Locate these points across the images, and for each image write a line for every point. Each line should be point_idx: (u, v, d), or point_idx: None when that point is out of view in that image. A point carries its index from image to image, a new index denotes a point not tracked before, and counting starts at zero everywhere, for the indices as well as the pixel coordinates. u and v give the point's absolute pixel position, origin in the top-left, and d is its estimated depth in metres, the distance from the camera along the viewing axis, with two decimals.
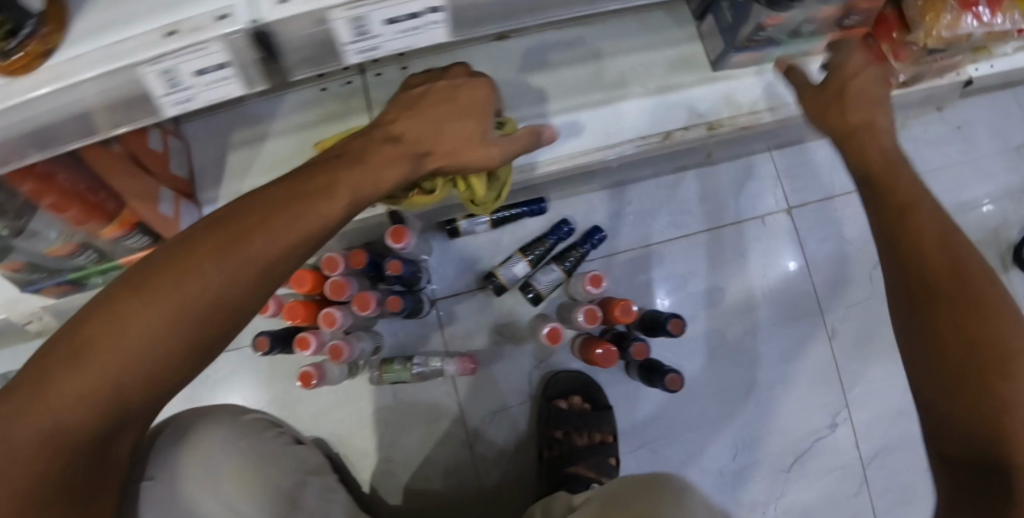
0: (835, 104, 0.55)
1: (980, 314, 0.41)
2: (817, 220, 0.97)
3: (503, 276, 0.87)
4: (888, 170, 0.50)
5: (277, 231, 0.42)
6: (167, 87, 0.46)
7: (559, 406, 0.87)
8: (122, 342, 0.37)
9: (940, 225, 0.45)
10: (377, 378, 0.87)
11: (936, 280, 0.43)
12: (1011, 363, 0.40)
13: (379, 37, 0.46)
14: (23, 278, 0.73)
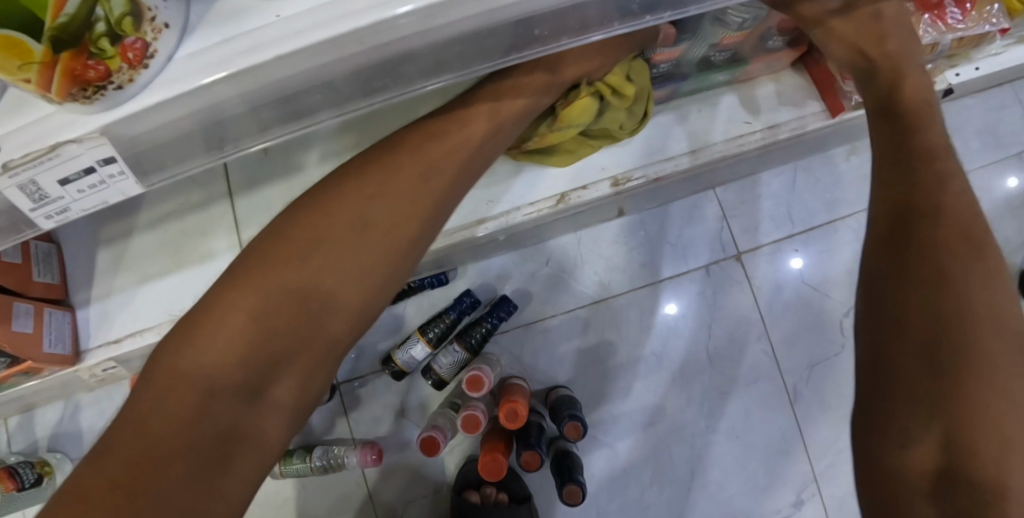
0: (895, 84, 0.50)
1: (985, 314, 0.39)
2: (771, 265, 0.84)
3: (399, 360, 0.78)
4: (923, 121, 0.48)
5: (349, 221, 0.43)
6: None
7: (471, 500, 0.78)
8: (237, 315, 0.39)
9: (962, 209, 0.43)
10: (277, 473, 0.81)
11: (944, 261, 0.41)
12: (1000, 373, 0.37)
13: (61, 201, 0.39)
14: None
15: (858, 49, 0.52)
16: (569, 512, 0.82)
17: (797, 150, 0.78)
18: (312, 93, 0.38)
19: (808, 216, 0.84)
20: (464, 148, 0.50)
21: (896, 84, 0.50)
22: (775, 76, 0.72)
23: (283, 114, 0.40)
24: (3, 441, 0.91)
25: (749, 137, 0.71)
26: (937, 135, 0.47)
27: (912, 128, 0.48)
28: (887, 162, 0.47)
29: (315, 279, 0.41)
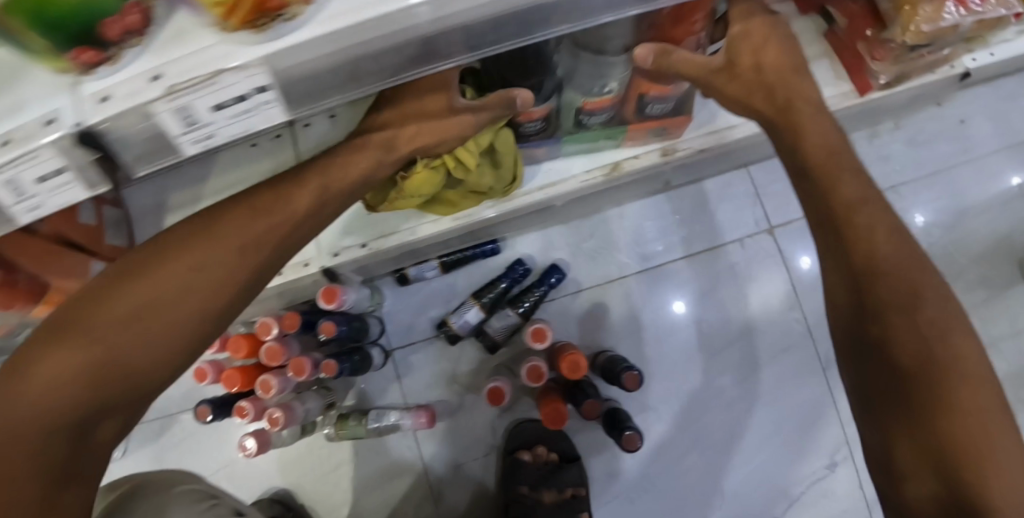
0: (790, 112, 0.53)
1: (936, 358, 0.45)
2: (799, 240, 0.89)
3: (454, 324, 0.82)
4: (835, 173, 0.50)
5: (217, 250, 0.44)
6: (14, 198, 0.44)
7: (522, 460, 0.81)
8: (91, 334, 0.39)
9: (900, 261, 0.48)
10: (335, 435, 0.85)
11: (893, 320, 0.46)
12: (969, 412, 0.43)
13: (210, 125, 0.43)
14: None
15: (749, 87, 0.53)
16: (614, 473, 0.85)
17: (824, 130, 0.82)
18: (446, 35, 0.42)
19: None
20: (331, 189, 0.50)
21: (775, 130, 0.54)
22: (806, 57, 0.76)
23: (411, 58, 0.44)
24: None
25: None
26: (852, 184, 0.50)
27: (832, 186, 0.50)
28: (817, 211, 0.52)
29: (167, 307, 0.41)
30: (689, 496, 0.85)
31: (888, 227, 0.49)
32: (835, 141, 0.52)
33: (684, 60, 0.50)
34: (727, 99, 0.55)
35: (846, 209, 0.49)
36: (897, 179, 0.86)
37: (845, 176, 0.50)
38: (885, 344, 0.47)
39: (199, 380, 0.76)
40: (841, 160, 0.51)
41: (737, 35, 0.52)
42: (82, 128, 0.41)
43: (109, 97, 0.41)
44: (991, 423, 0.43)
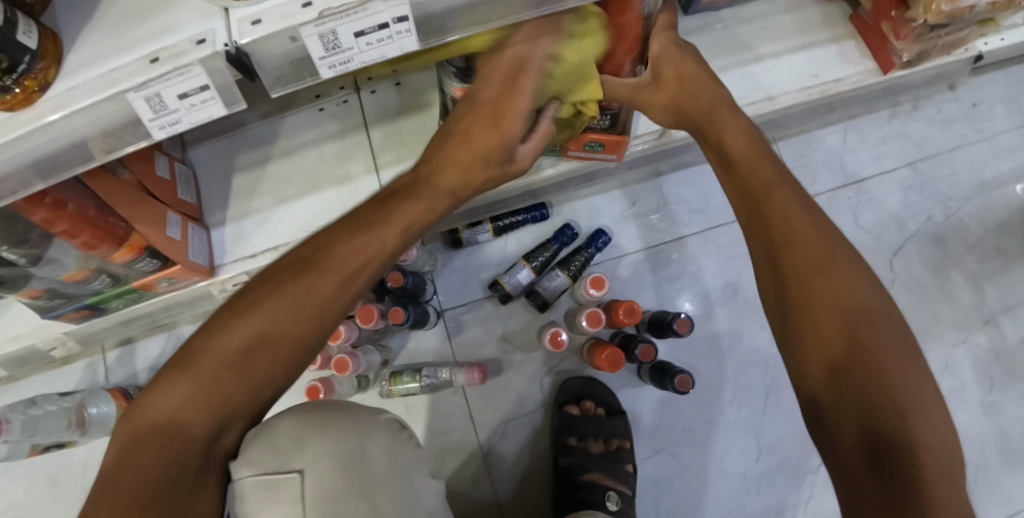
0: (709, 116, 0.63)
1: (850, 318, 0.49)
2: (830, 210, 0.93)
3: (507, 283, 0.85)
4: (750, 162, 0.59)
5: (330, 269, 0.45)
6: (153, 112, 0.49)
7: (572, 413, 0.83)
8: (216, 360, 0.40)
9: (804, 232, 0.53)
10: (388, 390, 0.85)
11: (807, 289, 0.52)
12: (882, 359, 0.47)
13: (351, 50, 0.48)
14: (43, 305, 0.73)
15: (671, 97, 0.65)
16: (657, 430, 0.87)
17: (848, 105, 0.91)
18: None
19: (858, 168, 0.95)
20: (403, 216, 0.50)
21: (702, 136, 0.64)
22: (835, 39, 0.86)
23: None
24: (103, 373, 0.93)
25: (815, 89, 0.83)
26: (767, 169, 0.58)
27: (749, 171, 0.59)
28: (739, 199, 0.59)
29: (296, 312, 0.43)
30: (726, 450, 0.87)
31: (800, 205, 0.56)
32: (750, 134, 0.61)
33: (618, 84, 0.62)
34: (654, 109, 0.67)
35: (756, 189, 0.57)
36: (913, 155, 0.95)
37: (747, 165, 0.59)
38: (795, 306, 0.52)
39: None
40: (758, 148, 0.60)
41: (659, 57, 0.64)
42: (229, 47, 0.47)
43: (260, 19, 0.46)
44: (899, 374, 0.47)
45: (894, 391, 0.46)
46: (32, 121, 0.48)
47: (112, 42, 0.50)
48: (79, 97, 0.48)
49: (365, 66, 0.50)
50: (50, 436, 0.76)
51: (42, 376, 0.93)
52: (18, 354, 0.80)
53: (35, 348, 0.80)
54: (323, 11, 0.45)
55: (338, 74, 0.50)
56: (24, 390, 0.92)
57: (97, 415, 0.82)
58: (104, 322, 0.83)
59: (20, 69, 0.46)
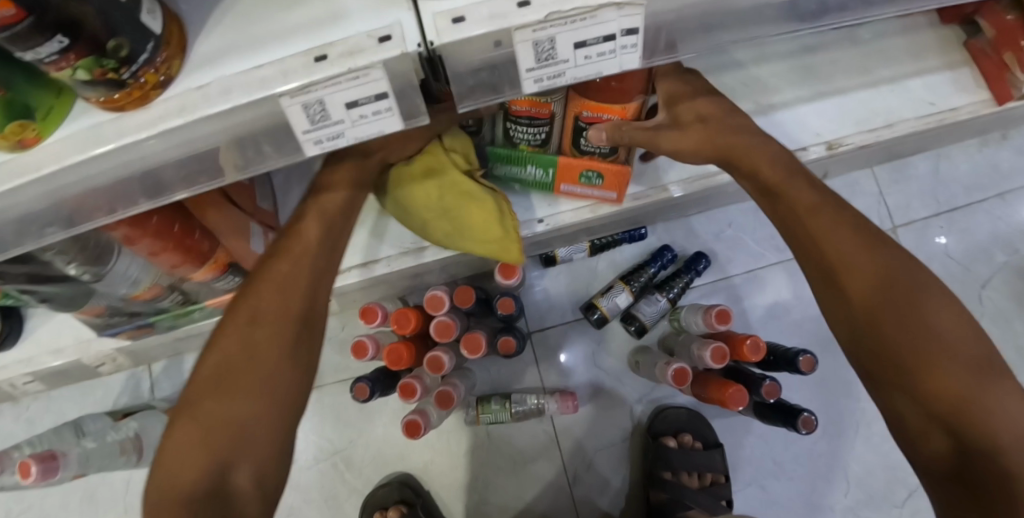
0: (741, 154, 0.56)
1: (923, 329, 0.46)
2: (920, 242, 0.92)
3: (605, 306, 0.78)
4: (795, 189, 0.54)
5: (287, 259, 0.51)
6: (310, 123, 0.40)
7: (668, 445, 0.77)
8: (225, 371, 0.46)
9: (854, 266, 0.50)
10: (473, 419, 0.78)
11: (874, 313, 0.48)
12: (972, 384, 0.44)
13: (566, 63, 0.41)
14: (102, 322, 0.66)
15: (702, 140, 0.56)
16: (747, 460, 0.83)
17: (951, 137, 0.87)
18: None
19: (950, 198, 0.93)
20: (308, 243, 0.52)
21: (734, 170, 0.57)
22: (949, 65, 0.80)
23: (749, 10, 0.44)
24: (148, 386, 0.86)
25: (932, 117, 0.79)
26: (809, 196, 0.53)
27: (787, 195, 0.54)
28: (785, 234, 0.55)
29: (263, 310, 0.48)
30: (817, 482, 0.83)
31: (851, 227, 0.51)
32: (782, 156, 0.55)
33: (636, 130, 0.54)
34: (683, 154, 0.57)
35: (801, 214, 0.53)
36: (1001, 186, 0.93)
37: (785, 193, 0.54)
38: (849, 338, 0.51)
39: (353, 356, 0.69)
40: (797, 172, 0.55)
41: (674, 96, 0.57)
42: (423, 48, 0.38)
43: (463, 16, 0.38)
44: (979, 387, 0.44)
45: (976, 409, 0.44)
46: (148, 128, 0.39)
47: (256, 28, 0.40)
48: (214, 98, 0.39)
49: (573, 83, 0.43)
50: (103, 467, 0.69)
51: (83, 386, 0.87)
52: (62, 368, 0.75)
53: (82, 363, 0.76)
54: (548, 15, 0.38)
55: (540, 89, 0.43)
56: (68, 401, 0.87)
57: (153, 438, 0.74)
58: (159, 338, 0.75)
59: (140, 60, 0.37)
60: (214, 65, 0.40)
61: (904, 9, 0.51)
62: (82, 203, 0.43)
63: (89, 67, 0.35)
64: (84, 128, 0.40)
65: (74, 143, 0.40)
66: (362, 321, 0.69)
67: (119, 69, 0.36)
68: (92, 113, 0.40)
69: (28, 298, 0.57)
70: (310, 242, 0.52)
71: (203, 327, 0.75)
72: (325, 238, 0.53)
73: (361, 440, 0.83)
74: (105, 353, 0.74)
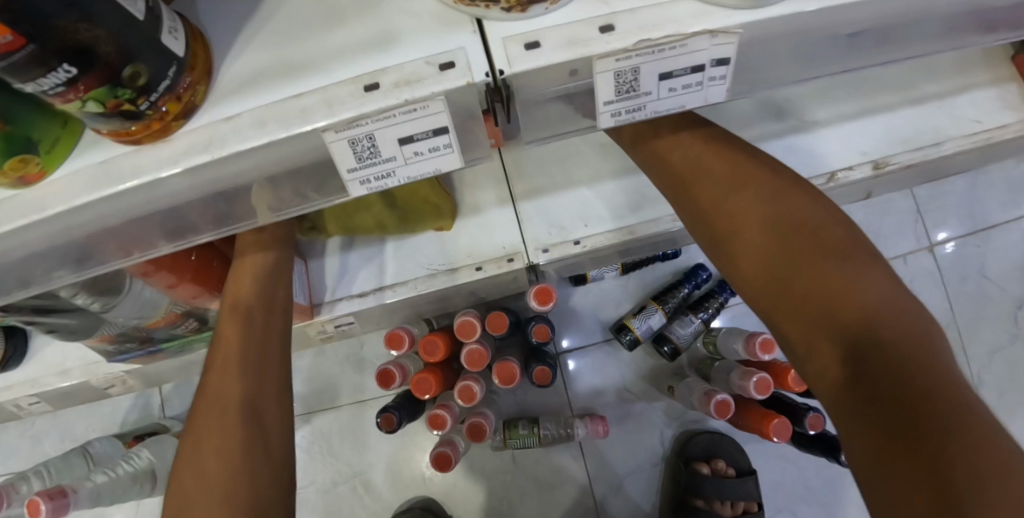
0: (677, 157, 0.53)
1: (915, 336, 0.36)
2: (956, 261, 0.89)
3: (638, 328, 0.75)
4: (709, 172, 0.51)
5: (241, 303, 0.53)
6: (357, 161, 0.35)
7: (701, 472, 0.75)
8: (218, 407, 0.48)
9: (821, 271, 0.41)
10: (501, 444, 0.75)
11: (795, 284, 0.41)
12: (909, 354, 0.34)
13: (648, 97, 0.36)
14: (111, 349, 0.62)
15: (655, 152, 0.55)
16: (780, 485, 0.80)
17: (995, 158, 0.82)
18: (899, 9, 0.38)
19: (987, 215, 0.90)
20: (242, 302, 0.54)
21: (668, 173, 0.53)
22: (995, 81, 0.74)
23: (839, 36, 0.40)
24: (158, 405, 0.81)
25: (978, 136, 0.73)
26: (737, 173, 0.50)
27: (700, 188, 0.50)
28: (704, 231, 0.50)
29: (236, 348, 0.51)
30: (850, 509, 0.81)
31: (774, 202, 0.47)
32: (713, 148, 0.52)
33: None
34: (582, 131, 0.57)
35: (719, 199, 0.49)
36: None
37: (757, 194, 0.47)
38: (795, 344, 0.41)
39: (378, 383, 0.65)
40: (729, 159, 0.51)
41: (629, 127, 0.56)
42: (491, 78, 0.33)
43: (537, 41, 0.33)
44: (984, 414, 0.31)
45: (957, 405, 0.31)
46: (170, 165, 0.34)
47: (294, 52, 0.35)
48: (246, 130, 0.34)
49: (651, 117, 0.38)
50: (114, 500, 0.65)
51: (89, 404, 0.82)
52: (69, 390, 0.70)
53: (90, 385, 0.71)
54: (634, 43, 0.33)
55: (615, 123, 0.38)
56: (71, 420, 0.82)
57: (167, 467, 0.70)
58: (171, 361, 0.71)
59: (160, 87, 0.32)
60: (245, 93, 0.35)
61: (986, 40, 0.47)
62: (95, 242, 0.39)
63: (102, 98, 0.30)
64: (94, 163, 0.35)
65: (84, 180, 0.35)
66: (390, 347, 0.65)
67: (136, 100, 0.31)
68: (105, 144, 0.36)
69: (36, 329, 0.55)
70: (254, 285, 0.54)
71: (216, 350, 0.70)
72: (262, 286, 0.55)
73: (383, 462, 0.80)
74: (114, 376, 0.69)
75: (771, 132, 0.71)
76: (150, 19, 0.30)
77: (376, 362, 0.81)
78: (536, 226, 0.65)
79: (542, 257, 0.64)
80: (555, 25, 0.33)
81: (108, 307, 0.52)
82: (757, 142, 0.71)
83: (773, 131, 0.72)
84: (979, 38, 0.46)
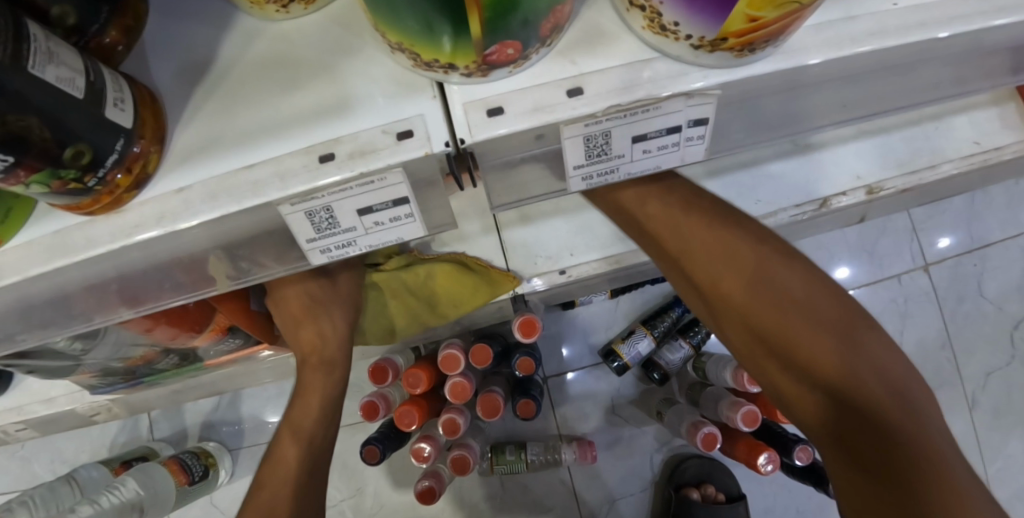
0: (660, 218, 0.51)
1: (892, 395, 0.41)
2: (953, 280, 0.87)
3: (626, 354, 0.73)
4: (706, 234, 0.50)
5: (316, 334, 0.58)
6: (315, 232, 0.33)
7: (692, 498, 0.74)
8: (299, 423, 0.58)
9: (822, 343, 0.43)
10: (488, 469, 0.75)
11: (801, 361, 0.44)
12: (913, 432, 0.39)
13: (621, 160, 0.34)
14: (93, 383, 0.63)
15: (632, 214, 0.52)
16: (770, 511, 0.80)
17: (995, 178, 0.79)
18: (892, 60, 0.36)
19: (986, 233, 0.87)
20: (304, 432, 0.57)
21: (651, 235, 0.51)
22: (998, 100, 0.71)
23: (828, 86, 0.38)
24: (146, 427, 0.83)
25: (976, 158, 0.70)
26: (729, 235, 0.49)
27: (693, 260, 0.49)
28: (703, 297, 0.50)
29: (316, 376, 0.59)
30: None
31: (775, 268, 0.47)
32: (697, 205, 0.51)
33: None
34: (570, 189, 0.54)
35: (712, 270, 0.48)
36: None
37: (754, 256, 0.48)
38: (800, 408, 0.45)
39: (362, 415, 0.65)
40: (718, 218, 0.51)
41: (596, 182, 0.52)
42: (452, 147, 0.32)
43: (501, 107, 0.31)
44: (952, 462, 0.37)
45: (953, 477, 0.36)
46: (125, 237, 0.33)
47: (251, 117, 0.34)
48: (201, 204, 0.32)
49: (627, 177, 0.37)
50: None
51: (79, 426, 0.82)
52: (53, 416, 0.70)
53: (75, 413, 0.71)
54: (604, 108, 0.31)
55: (588, 184, 0.36)
56: (62, 441, 0.83)
57: (156, 495, 0.71)
58: (156, 389, 0.71)
59: (109, 161, 0.31)
60: (202, 160, 0.33)
61: (985, 84, 0.44)
62: (56, 307, 0.39)
63: (45, 181, 0.28)
64: (50, 232, 0.34)
65: (39, 251, 0.34)
66: (372, 380, 0.64)
67: (83, 178, 0.30)
68: (59, 213, 0.34)
69: (13, 370, 0.55)
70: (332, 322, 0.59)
71: (200, 379, 0.70)
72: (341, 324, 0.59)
73: (372, 485, 0.80)
74: (98, 405, 0.69)
75: (763, 155, 0.69)
76: (92, 96, 0.29)
77: (363, 387, 0.81)
78: (520, 257, 0.63)
79: (526, 286, 0.63)
80: (520, 88, 0.32)
81: (89, 348, 0.53)
82: (749, 166, 0.68)
83: (765, 154, 0.69)
84: (978, 77, 0.44)
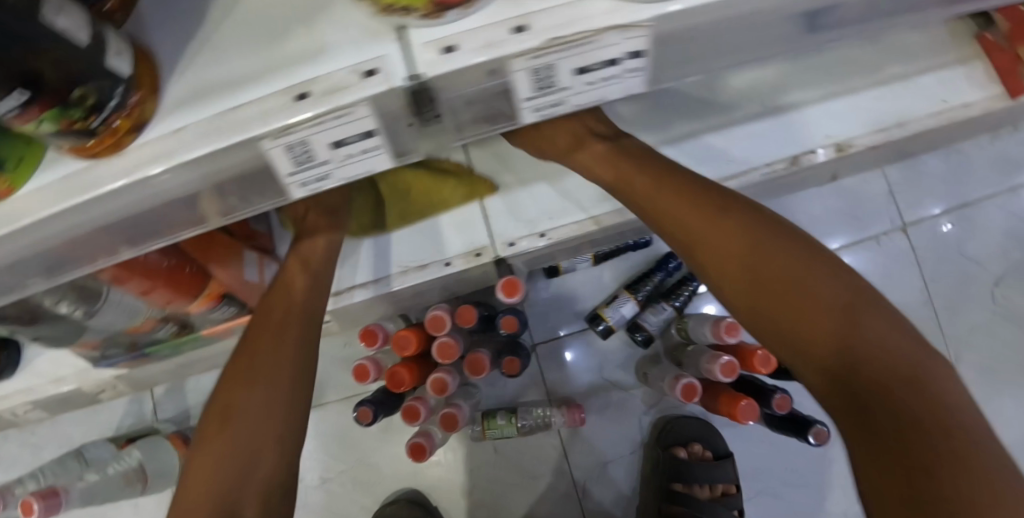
0: (635, 175, 0.56)
1: (852, 320, 0.44)
2: (933, 242, 0.90)
3: (611, 318, 0.76)
4: (675, 189, 0.54)
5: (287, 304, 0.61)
6: (294, 165, 0.38)
7: (678, 456, 0.77)
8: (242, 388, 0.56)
9: (782, 279, 0.47)
10: (480, 434, 0.77)
11: (764, 296, 0.47)
12: (882, 358, 0.42)
13: (567, 91, 0.39)
14: (97, 354, 0.66)
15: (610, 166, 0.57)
16: None
17: (966, 136, 0.82)
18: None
19: (966, 193, 0.90)
20: (244, 401, 0.56)
21: (623, 189, 0.56)
22: (962, 59, 0.75)
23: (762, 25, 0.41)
24: (149, 409, 0.86)
25: (944, 115, 0.74)
26: (694, 191, 0.54)
27: (663, 206, 0.54)
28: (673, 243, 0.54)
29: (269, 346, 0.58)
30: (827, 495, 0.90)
31: (741, 217, 0.51)
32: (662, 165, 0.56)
33: None
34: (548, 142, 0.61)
35: (680, 218, 0.53)
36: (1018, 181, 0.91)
37: (720, 207, 0.52)
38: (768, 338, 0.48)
39: (353, 379, 0.68)
40: (690, 176, 0.55)
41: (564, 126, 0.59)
42: (411, 82, 0.36)
43: (454, 45, 0.35)
44: (938, 382, 0.42)
45: (932, 388, 0.41)
46: (122, 177, 0.37)
47: (236, 67, 0.38)
48: (194, 142, 0.36)
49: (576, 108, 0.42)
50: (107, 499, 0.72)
51: (88, 410, 0.86)
52: (62, 395, 0.73)
53: (82, 391, 0.74)
54: (547, 42, 0.35)
55: (540, 115, 0.42)
56: (72, 425, 0.86)
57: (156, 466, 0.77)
58: (160, 364, 0.74)
59: (110, 105, 0.35)
60: (195, 106, 0.37)
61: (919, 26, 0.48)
62: (66, 252, 0.43)
63: (56, 119, 0.32)
64: (58, 178, 0.38)
65: (50, 194, 0.38)
66: (363, 343, 0.67)
67: (89, 119, 0.34)
68: (67, 160, 0.38)
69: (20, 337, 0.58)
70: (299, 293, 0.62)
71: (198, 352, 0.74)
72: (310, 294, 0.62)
73: (370, 456, 0.83)
74: (105, 381, 0.73)
75: (735, 119, 0.73)
76: (96, 43, 0.32)
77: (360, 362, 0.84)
78: (500, 222, 0.67)
79: (506, 248, 0.67)
80: (471, 28, 0.35)
81: (91, 314, 0.55)
82: (719, 131, 0.72)
83: (735, 118, 0.73)
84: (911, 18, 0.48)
